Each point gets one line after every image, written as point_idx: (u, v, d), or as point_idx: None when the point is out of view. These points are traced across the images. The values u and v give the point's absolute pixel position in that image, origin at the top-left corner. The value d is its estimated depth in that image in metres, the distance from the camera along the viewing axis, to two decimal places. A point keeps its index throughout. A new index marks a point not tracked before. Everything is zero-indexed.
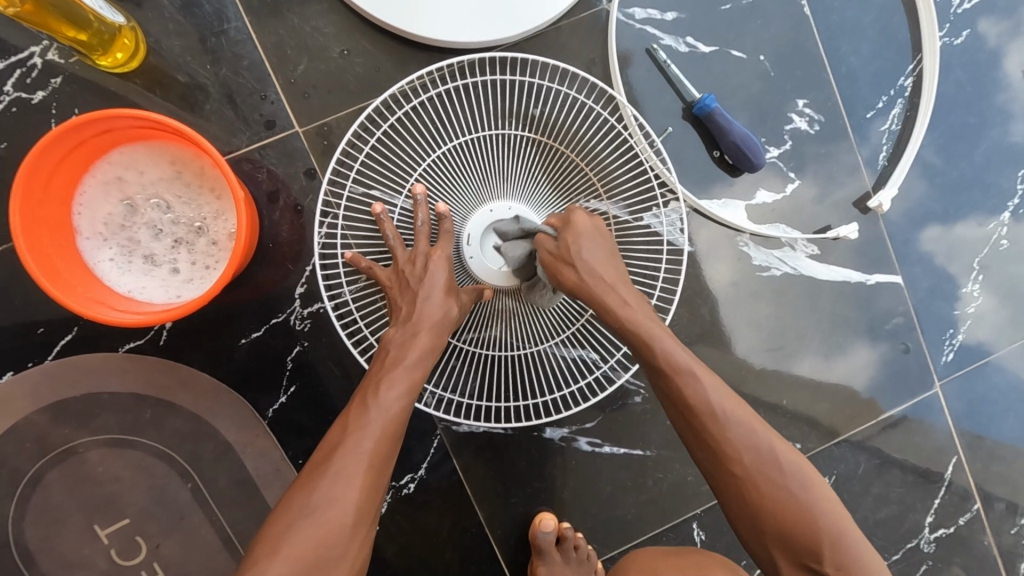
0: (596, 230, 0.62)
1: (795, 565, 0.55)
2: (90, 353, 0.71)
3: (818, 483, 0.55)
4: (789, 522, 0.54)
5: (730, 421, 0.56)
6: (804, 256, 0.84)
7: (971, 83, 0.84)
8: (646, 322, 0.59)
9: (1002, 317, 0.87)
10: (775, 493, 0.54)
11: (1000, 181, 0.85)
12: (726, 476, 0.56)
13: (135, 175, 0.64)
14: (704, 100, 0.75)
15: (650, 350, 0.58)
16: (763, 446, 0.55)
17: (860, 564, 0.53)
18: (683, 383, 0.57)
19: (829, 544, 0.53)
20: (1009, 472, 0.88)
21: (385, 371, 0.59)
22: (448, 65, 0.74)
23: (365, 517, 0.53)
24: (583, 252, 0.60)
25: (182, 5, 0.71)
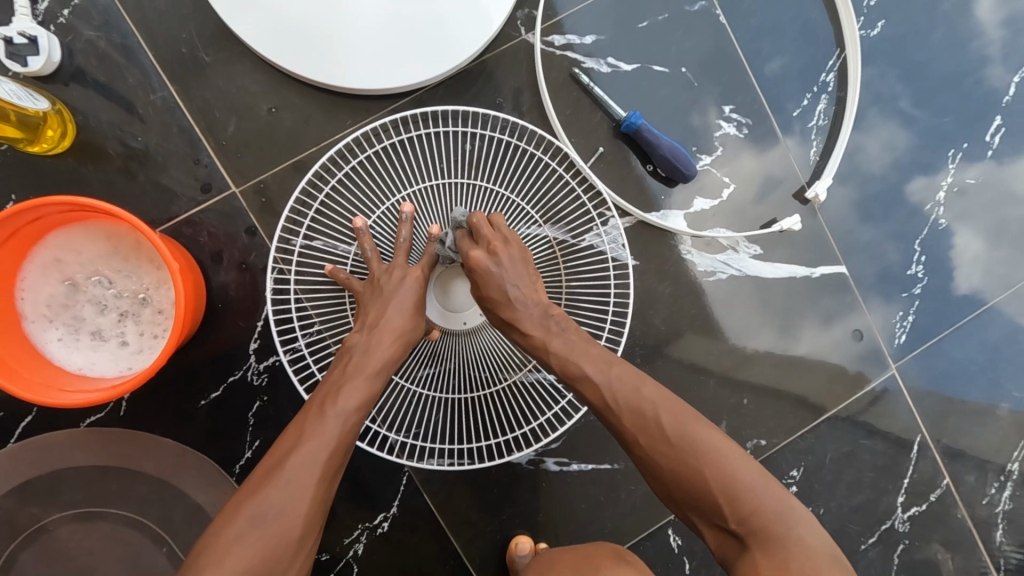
0: (500, 253, 0.62)
1: (714, 528, 0.55)
2: (51, 431, 0.73)
3: (712, 442, 0.55)
4: (686, 483, 0.54)
5: (623, 407, 0.58)
6: (747, 257, 0.86)
7: (891, 70, 0.87)
8: (539, 329, 0.62)
9: (989, 250, 0.88)
10: (671, 458, 0.55)
11: (932, 163, 0.87)
12: (632, 446, 0.57)
13: (74, 255, 0.66)
14: (630, 118, 0.77)
15: (547, 355, 0.61)
16: (653, 415, 0.57)
17: (765, 512, 0.52)
18: (577, 387, 0.60)
19: (726, 502, 0.53)
20: (975, 444, 0.89)
21: (347, 378, 0.60)
22: (370, 130, 0.76)
23: (315, 526, 0.53)
24: (498, 266, 0.61)
25: (108, 82, 0.73)
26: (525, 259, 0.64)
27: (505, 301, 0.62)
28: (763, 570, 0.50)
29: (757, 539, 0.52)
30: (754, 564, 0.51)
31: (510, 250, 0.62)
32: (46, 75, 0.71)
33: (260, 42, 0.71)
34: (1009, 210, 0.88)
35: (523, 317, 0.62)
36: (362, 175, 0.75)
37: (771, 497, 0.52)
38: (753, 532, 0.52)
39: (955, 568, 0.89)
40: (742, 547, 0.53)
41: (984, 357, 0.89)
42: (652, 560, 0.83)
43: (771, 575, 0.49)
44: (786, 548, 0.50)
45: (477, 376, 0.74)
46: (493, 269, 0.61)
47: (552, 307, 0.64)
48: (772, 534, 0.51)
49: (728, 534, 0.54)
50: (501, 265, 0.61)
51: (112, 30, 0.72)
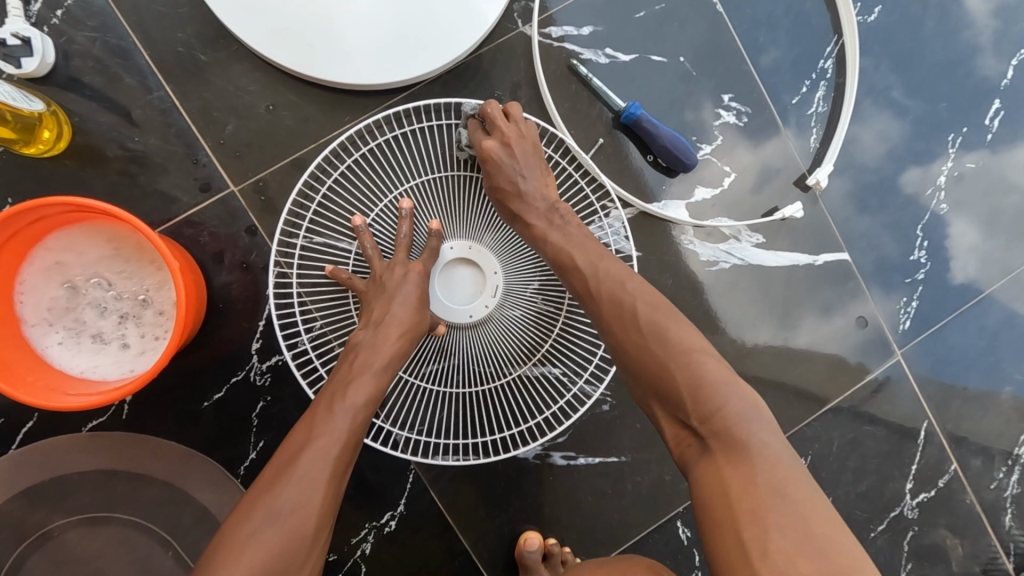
0: (512, 143, 0.67)
1: (673, 421, 0.55)
2: (53, 437, 0.72)
3: (681, 339, 0.55)
4: (652, 371, 0.55)
5: (600, 296, 0.60)
6: (749, 245, 0.85)
7: (889, 56, 0.87)
8: (542, 222, 0.67)
9: (983, 239, 0.88)
10: (640, 346, 0.56)
11: (931, 148, 0.87)
12: (608, 336, 0.58)
13: (74, 258, 0.65)
14: (629, 108, 0.77)
15: (546, 245, 0.65)
16: (630, 304, 0.58)
17: (731, 409, 0.52)
18: (562, 273, 0.63)
19: (688, 394, 0.53)
20: (981, 428, 0.89)
21: (354, 374, 0.60)
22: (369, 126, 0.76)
23: (327, 521, 0.53)
24: (509, 156, 0.67)
25: (103, 82, 0.72)
26: (531, 151, 0.68)
27: (516, 191, 0.67)
28: (724, 468, 0.50)
29: (718, 438, 0.51)
30: (714, 464, 0.51)
31: (521, 143, 0.68)
32: (41, 77, 0.71)
33: (256, 39, 0.70)
34: (1004, 199, 0.88)
35: (529, 198, 0.67)
36: (362, 171, 0.75)
37: (738, 395, 0.52)
38: (715, 432, 0.52)
39: (964, 553, 0.89)
40: (704, 450, 0.52)
41: (988, 342, 0.89)
42: (661, 553, 0.83)
43: (736, 481, 0.49)
44: (747, 445, 0.50)
45: (484, 369, 0.74)
46: (499, 155, 0.67)
47: (559, 204, 0.68)
48: (735, 433, 0.51)
49: (687, 430, 0.54)
50: (509, 156, 0.67)
51: (105, 30, 0.72)
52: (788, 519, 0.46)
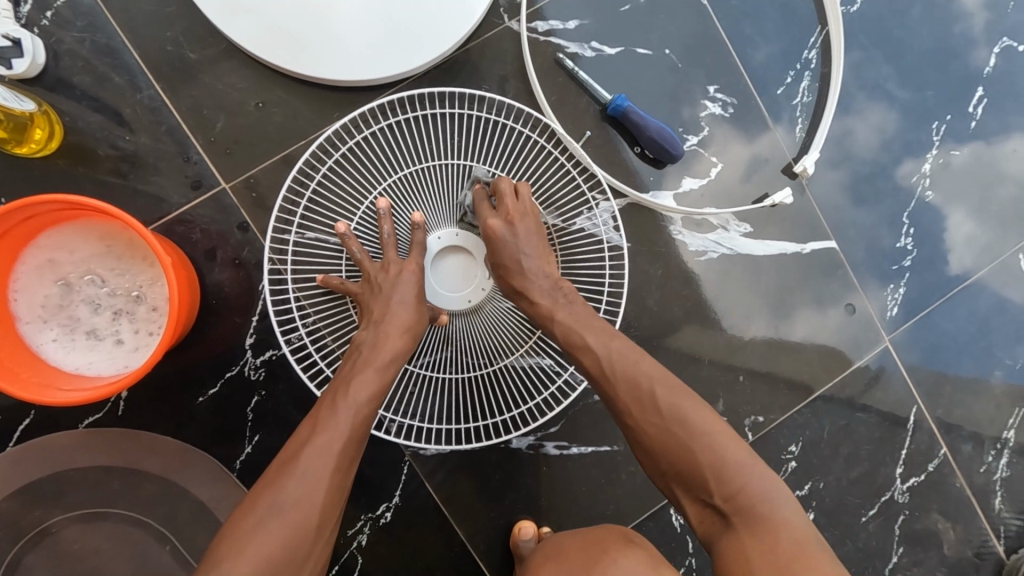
0: (517, 223, 0.68)
1: (696, 502, 0.57)
2: (50, 434, 0.73)
3: (700, 419, 0.57)
4: (679, 464, 0.57)
5: (618, 375, 0.61)
6: (738, 235, 0.86)
7: (873, 45, 0.88)
8: (546, 299, 0.66)
9: (983, 232, 0.89)
10: (661, 428, 0.58)
11: (916, 136, 0.88)
12: (624, 418, 0.60)
13: (67, 256, 0.66)
14: (617, 100, 0.78)
15: (552, 323, 0.65)
16: (648, 385, 0.59)
17: (749, 486, 0.54)
18: (577, 352, 0.63)
19: (711, 475, 0.55)
20: (970, 412, 0.90)
21: (357, 370, 0.61)
22: (357, 119, 0.76)
23: (330, 514, 0.54)
24: (514, 234, 0.67)
25: (93, 82, 0.73)
26: (536, 234, 0.69)
27: (518, 268, 0.67)
28: (749, 545, 0.52)
29: (741, 515, 0.54)
30: (739, 544, 0.53)
31: (525, 222, 0.68)
32: (32, 77, 0.71)
33: (246, 37, 0.71)
34: (998, 190, 0.89)
35: (532, 291, 0.66)
36: (351, 164, 0.75)
37: (757, 475, 0.55)
38: (738, 509, 0.54)
39: (956, 537, 0.90)
40: (726, 525, 0.55)
41: (976, 327, 0.90)
42: (655, 541, 0.84)
43: (756, 553, 0.51)
44: (769, 522, 0.53)
45: (480, 356, 0.75)
46: (503, 232, 0.67)
47: (561, 282, 0.68)
48: (757, 509, 0.53)
49: (711, 510, 0.56)
50: (513, 232, 0.67)
51: (96, 31, 0.73)
52: None
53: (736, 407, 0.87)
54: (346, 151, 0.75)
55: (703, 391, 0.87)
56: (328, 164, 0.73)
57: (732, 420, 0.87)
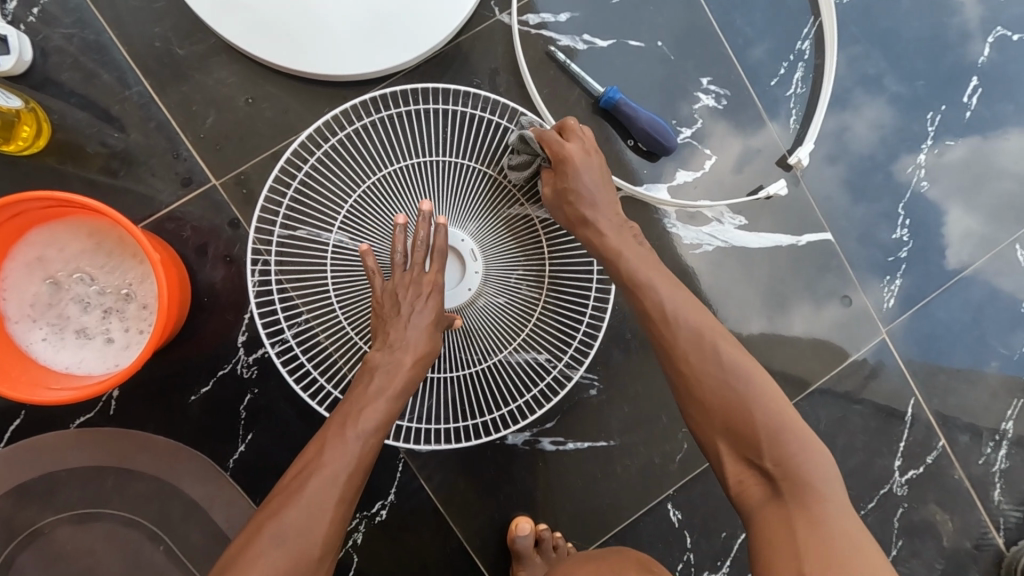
0: (591, 154, 0.66)
1: (740, 461, 0.55)
2: (41, 434, 0.72)
3: (762, 381, 0.56)
4: (732, 422, 0.55)
5: (681, 323, 0.59)
6: (732, 228, 0.86)
7: (866, 36, 0.87)
8: (614, 236, 0.65)
9: (980, 227, 0.89)
10: (720, 383, 0.56)
11: (911, 126, 0.88)
12: (680, 368, 0.58)
13: (55, 253, 0.65)
14: (608, 92, 0.77)
15: (619, 261, 0.63)
16: (710, 340, 0.57)
17: (802, 458, 0.52)
18: (640, 291, 0.61)
19: (768, 438, 0.53)
20: (968, 403, 0.90)
21: (368, 400, 0.60)
22: (344, 116, 0.76)
23: (333, 545, 0.53)
24: (584, 167, 0.65)
25: (81, 79, 0.72)
26: (604, 167, 0.67)
27: (583, 204, 0.66)
28: (797, 518, 0.50)
29: (792, 485, 0.52)
30: (785, 513, 0.51)
31: (592, 159, 0.66)
32: (19, 75, 0.71)
33: (233, 32, 0.71)
34: (995, 184, 0.89)
35: (598, 223, 0.65)
36: (337, 160, 0.74)
37: (812, 448, 0.53)
38: (788, 478, 0.52)
39: (955, 529, 0.90)
40: (772, 493, 0.53)
41: (972, 318, 0.90)
42: (653, 536, 0.83)
43: (807, 533, 0.49)
44: (821, 503, 0.51)
45: (469, 355, 0.75)
46: (579, 160, 0.65)
47: (627, 223, 0.67)
48: (808, 482, 0.51)
49: (756, 473, 0.54)
50: (586, 160, 0.66)
51: (83, 27, 0.72)
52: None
53: None
54: (331, 147, 0.74)
55: None
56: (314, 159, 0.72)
57: None
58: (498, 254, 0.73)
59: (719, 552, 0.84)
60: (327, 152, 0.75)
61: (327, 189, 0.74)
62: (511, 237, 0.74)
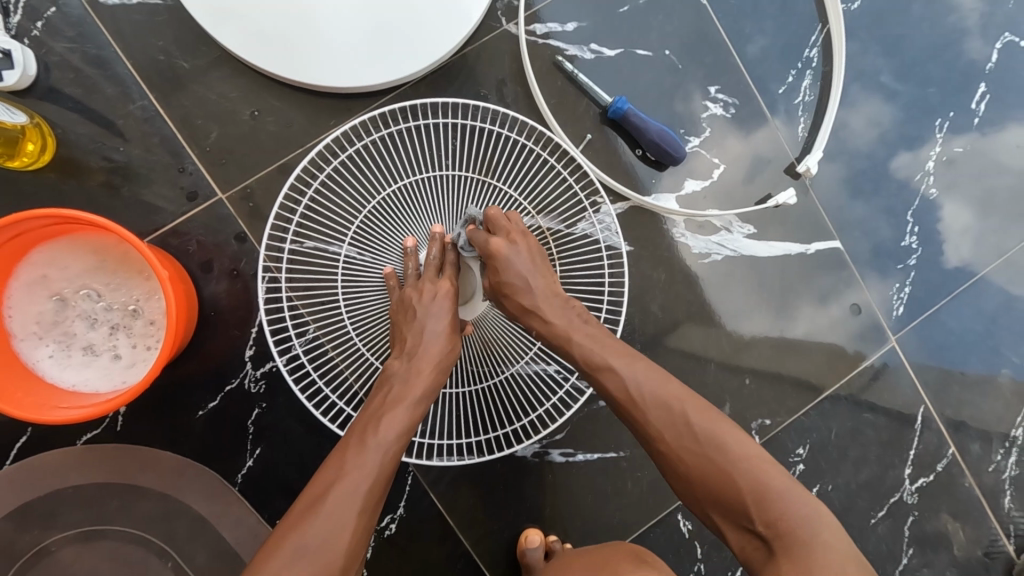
0: (517, 242, 0.64)
1: (738, 529, 0.55)
2: (47, 451, 0.72)
3: (738, 441, 0.55)
4: (718, 493, 0.54)
5: (648, 402, 0.58)
6: (741, 236, 0.85)
7: (873, 43, 0.87)
8: (561, 321, 0.63)
9: (978, 222, 0.88)
10: (701, 458, 0.55)
11: (919, 133, 0.87)
12: (656, 444, 0.58)
13: (61, 270, 0.65)
14: (617, 103, 0.76)
15: (569, 347, 0.62)
16: (681, 409, 0.57)
17: (790, 513, 0.51)
18: (600, 375, 0.60)
19: (752, 500, 0.53)
20: (978, 411, 0.89)
21: (388, 408, 0.59)
22: (352, 130, 0.76)
23: (353, 560, 0.52)
24: (516, 252, 0.63)
25: (84, 93, 0.72)
26: (535, 250, 0.66)
27: (523, 288, 0.63)
28: (791, 573, 0.49)
29: (785, 543, 0.51)
30: (779, 574, 0.50)
31: (524, 241, 0.65)
32: (22, 90, 0.70)
33: (238, 44, 0.70)
34: (993, 180, 0.88)
35: (542, 310, 0.63)
36: (346, 176, 0.74)
37: (798, 499, 0.52)
38: (780, 536, 0.51)
39: (966, 537, 0.89)
40: (767, 552, 0.52)
41: (982, 325, 0.89)
42: (663, 547, 0.83)
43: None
44: (810, 549, 0.49)
45: (479, 368, 0.75)
46: (506, 251, 0.63)
47: (569, 300, 0.65)
48: (802, 538, 0.50)
49: (753, 536, 0.53)
50: (514, 249, 0.64)
51: (86, 41, 0.71)
52: None
53: (742, 410, 0.86)
54: (340, 163, 0.74)
55: (708, 395, 0.86)
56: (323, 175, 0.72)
57: (738, 424, 0.87)
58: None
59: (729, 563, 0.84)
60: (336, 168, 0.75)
61: (337, 205, 0.74)
62: None
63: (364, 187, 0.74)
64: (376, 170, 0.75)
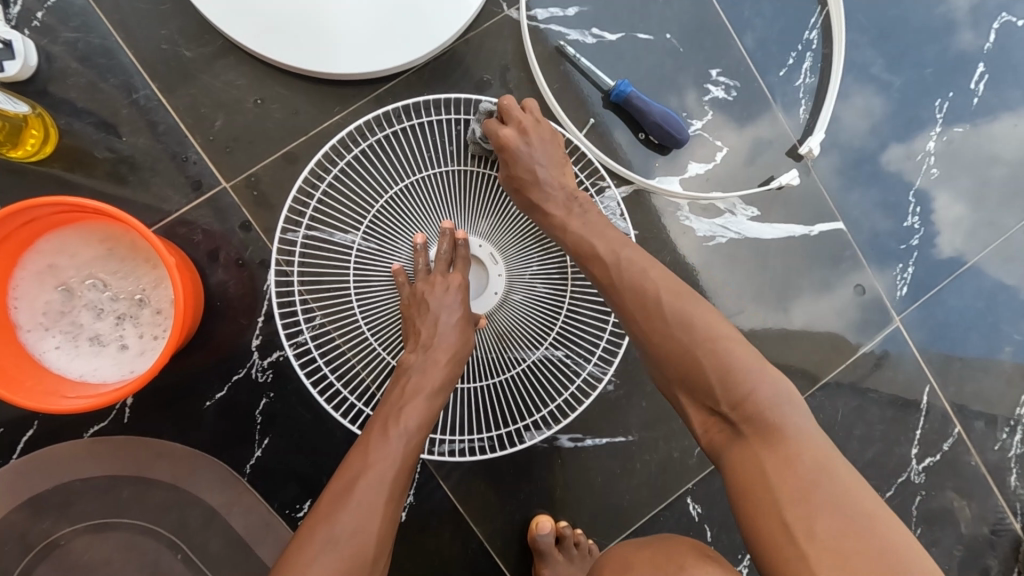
0: (529, 134, 0.66)
1: (702, 409, 0.55)
2: (54, 444, 0.71)
3: (714, 330, 0.55)
4: (678, 360, 0.55)
5: (619, 279, 0.60)
6: (744, 219, 0.85)
7: (873, 25, 0.87)
8: (561, 210, 0.66)
9: (970, 215, 0.89)
10: (662, 329, 0.56)
11: (919, 113, 0.88)
12: (630, 320, 0.58)
13: (67, 260, 0.64)
14: (619, 86, 0.77)
15: (564, 234, 0.65)
16: (653, 292, 0.57)
17: (757, 397, 0.52)
18: (586, 262, 0.63)
19: (718, 379, 0.53)
20: (982, 389, 0.90)
21: (406, 399, 0.60)
22: (363, 127, 0.75)
23: (385, 548, 0.53)
24: (527, 145, 0.66)
25: (87, 83, 0.71)
26: (549, 138, 0.68)
27: (534, 181, 0.66)
28: (762, 459, 0.50)
29: (751, 425, 0.52)
30: (750, 454, 0.51)
31: (539, 130, 0.67)
32: (24, 80, 0.70)
33: (241, 32, 0.70)
34: (992, 173, 0.89)
35: (546, 185, 0.66)
36: (356, 174, 0.74)
37: (769, 382, 0.52)
38: (747, 418, 0.52)
39: (973, 515, 0.90)
40: (735, 433, 0.53)
41: (984, 305, 0.90)
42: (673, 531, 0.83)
43: (770, 464, 0.50)
44: (783, 434, 0.51)
45: (493, 363, 0.74)
46: (516, 145, 0.66)
47: (579, 192, 0.67)
48: (767, 416, 0.51)
49: (717, 416, 0.54)
50: (525, 142, 0.66)
51: (87, 31, 0.71)
52: (835, 523, 0.46)
53: None
54: (351, 160, 0.74)
55: None
56: (336, 170, 0.72)
57: None
58: (521, 259, 0.73)
59: (739, 544, 0.84)
60: (348, 164, 0.75)
61: (347, 202, 0.74)
62: (531, 239, 0.73)
63: (375, 183, 0.74)
64: (386, 167, 0.74)
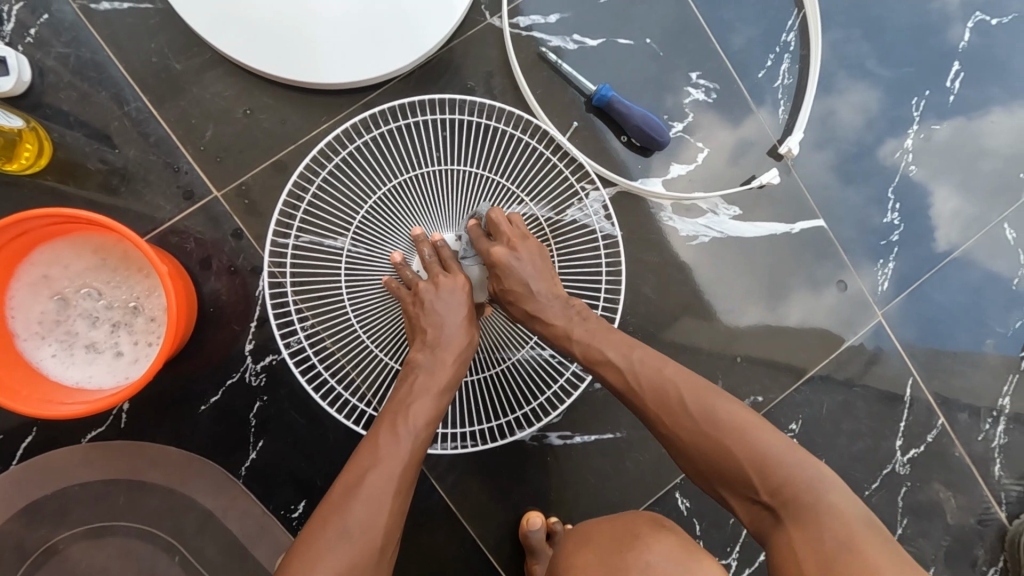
0: (518, 249, 0.67)
1: (744, 501, 0.58)
2: (52, 451, 0.73)
3: (732, 415, 0.59)
4: (713, 458, 0.58)
5: (643, 379, 0.63)
6: (727, 218, 0.87)
7: (850, 26, 0.89)
8: (562, 319, 0.67)
9: (967, 206, 0.90)
10: (692, 430, 0.59)
11: (896, 111, 0.90)
12: (658, 428, 0.62)
13: (62, 270, 0.66)
14: (601, 90, 0.78)
15: (570, 343, 0.66)
16: (675, 395, 0.61)
17: (795, 482, 0.55)
18: (598, 369, 0.65)
19: (755, 473, 0.56)
20: (965, 381, 0.91)
21: (413, 397, 0.61)
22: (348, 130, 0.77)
23: (392, 537, 0.55)
24: (517, 259, 0.67)
25: (79, 97, 0.73)
26: (537, 252, 0.68)
27: (527, 294, 0.66)
28: (800, 545, 0.53)
29: (789, 511, 0.55)
30: (789, 540, 0.54)
31: (527, 247, 0.67)
32: (18, 95, 0.72)
33: (228, 44, 0.71)
34: (981, 164, 0.90)
35: (546, 313, 0.67)
36: (343, 177, 0.76)
37: (796, 463, 0.55)
38: (784, 505, 0.55)
39: (958, 505, 0.91)
40: (777, 521, 0.56)
41: (965, 298, 0.91)
42: None
43: (804, 545, 0.52)
44: (817, 514, 0.53)
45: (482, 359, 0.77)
46: (508, 261, 0.66)
47: (572, 299, 0.68)
48: (805, 500, 0.54)
49: (759, 507, 0.57)
50: (516, 258, 0.67)
51: (79, 46, 0.73)
52: None
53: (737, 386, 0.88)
54: (337, 164, 0.76)
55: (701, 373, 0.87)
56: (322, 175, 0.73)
57: None
58: None
59: (728, 538, 0.85)
60: (333, 169, 0.76)
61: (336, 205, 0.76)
62: None
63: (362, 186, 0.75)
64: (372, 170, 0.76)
